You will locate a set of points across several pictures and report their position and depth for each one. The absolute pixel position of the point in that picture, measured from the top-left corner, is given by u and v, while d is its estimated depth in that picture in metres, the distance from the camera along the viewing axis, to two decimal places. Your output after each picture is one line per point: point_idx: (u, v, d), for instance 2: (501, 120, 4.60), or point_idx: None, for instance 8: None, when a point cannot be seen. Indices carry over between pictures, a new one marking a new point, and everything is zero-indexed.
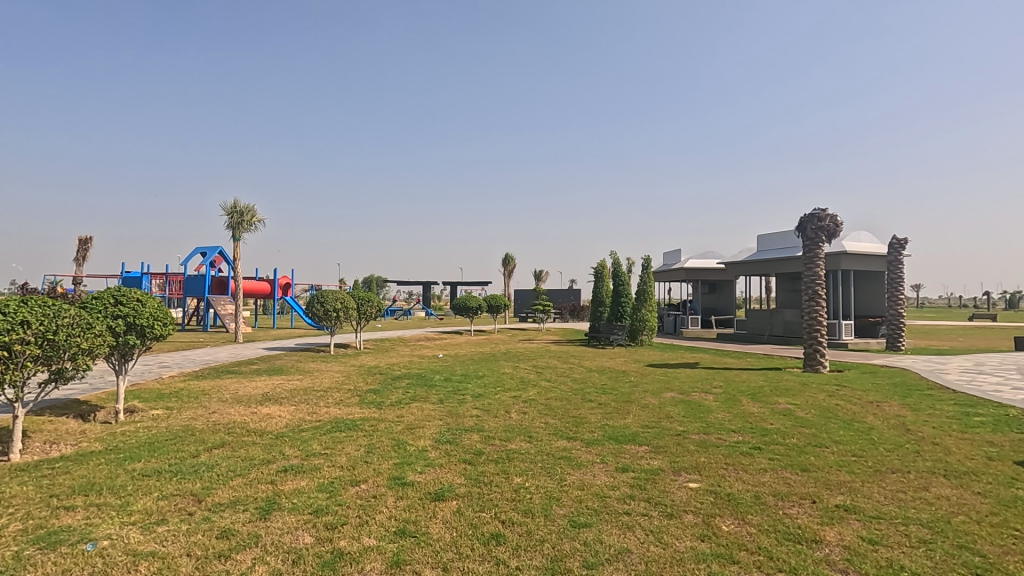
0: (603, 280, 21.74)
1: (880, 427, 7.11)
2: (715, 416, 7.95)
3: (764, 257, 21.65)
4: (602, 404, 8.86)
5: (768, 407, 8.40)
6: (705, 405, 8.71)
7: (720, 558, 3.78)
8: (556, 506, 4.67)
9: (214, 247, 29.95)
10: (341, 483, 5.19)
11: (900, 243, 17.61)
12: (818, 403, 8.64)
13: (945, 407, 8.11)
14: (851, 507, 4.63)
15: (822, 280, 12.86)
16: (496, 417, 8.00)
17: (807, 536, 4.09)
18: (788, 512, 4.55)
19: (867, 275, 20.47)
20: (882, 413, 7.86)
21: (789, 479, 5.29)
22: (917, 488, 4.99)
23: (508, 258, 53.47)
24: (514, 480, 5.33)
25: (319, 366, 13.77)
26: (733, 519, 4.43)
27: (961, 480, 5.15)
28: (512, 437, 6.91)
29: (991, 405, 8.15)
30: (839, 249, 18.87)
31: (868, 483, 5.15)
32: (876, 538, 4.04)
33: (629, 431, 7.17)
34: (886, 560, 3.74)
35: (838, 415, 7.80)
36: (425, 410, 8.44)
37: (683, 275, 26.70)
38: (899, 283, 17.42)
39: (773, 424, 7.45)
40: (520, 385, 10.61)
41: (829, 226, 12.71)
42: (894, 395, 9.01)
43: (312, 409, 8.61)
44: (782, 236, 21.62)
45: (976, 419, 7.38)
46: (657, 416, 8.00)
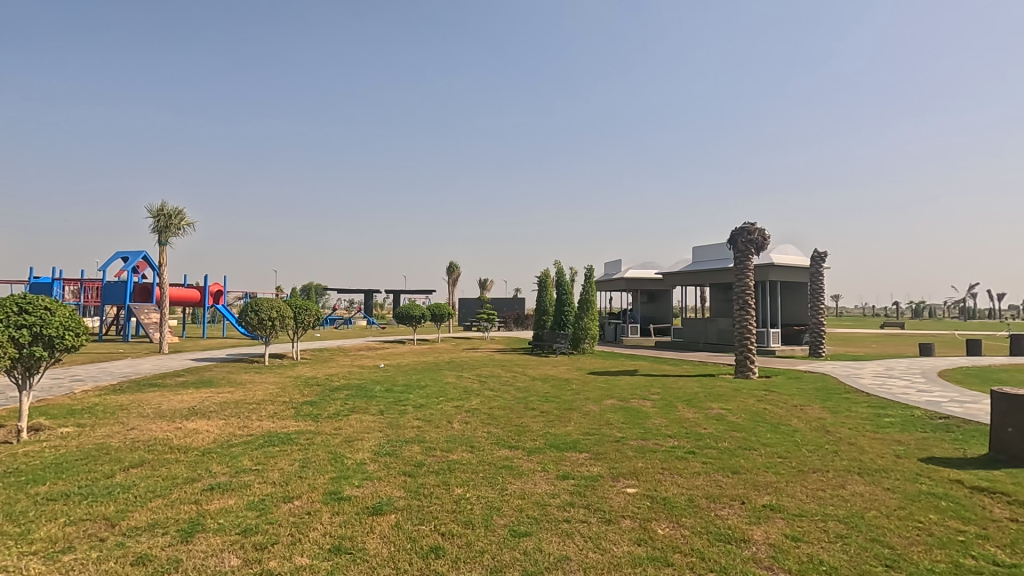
0: (547, 289, 21.96)
1: (804, 429, 7.56)
2: (652, 421, 8.20)
3: (699, 267, 22.52)
4: (544, 413, 8.91)
5: (702, 413, 8.73)
6: (643, 410, 8.99)
7: (655, 561, 3.87)
8: (497, 516, 4.65)
9: (138, 252, 28.08)
10: (272, 500, 4.96)
11: (821, 255, 18.77)
12: (747, 407, 9.07)
13: (860, 409, 8.69)
14: (777, 506, 4.87)
15: (751, 290, 13.49)
16: (438, 427, 7.90)
17: (736, 536, 4.27)
18: (719, 513, 4.73)
19: (792, 286, 21.72)
20: (805, 416, 8.33)
21: (720, 482, 5.51)
22: (835, 486, 5.31)
23: (454, 267, 53.28)
24: (455, 491, 5.27)
25: (251, 377, 13.16)
26: (668, 522, 4.56)
27: (873, 478, 5.53)
28: (454, 448, 6.83)
29: (900, 405, 8.84)
30: (767, 261, 19.94)
31: (792, 483, 5.44)
32: (799, 535, 4.28)
33: (570, 438, 7.24)
34: (807, 555, 3.96)
35: (766, 419, 8.20)
36: (364, 422, 8.20)
37: (623, 284, 27.42)
38: (820, 293, 18.57)
39: (707, 428, 7.75)
40: (462, 395, 10.51)
41: (756, 238, 13.34)
42: (816, 399, 9.58)
43: (243, 422, 8.20)
44: (714, 247, 22.60)
45: (887, 419, 7.96)
46: (597, 423, 8.13)
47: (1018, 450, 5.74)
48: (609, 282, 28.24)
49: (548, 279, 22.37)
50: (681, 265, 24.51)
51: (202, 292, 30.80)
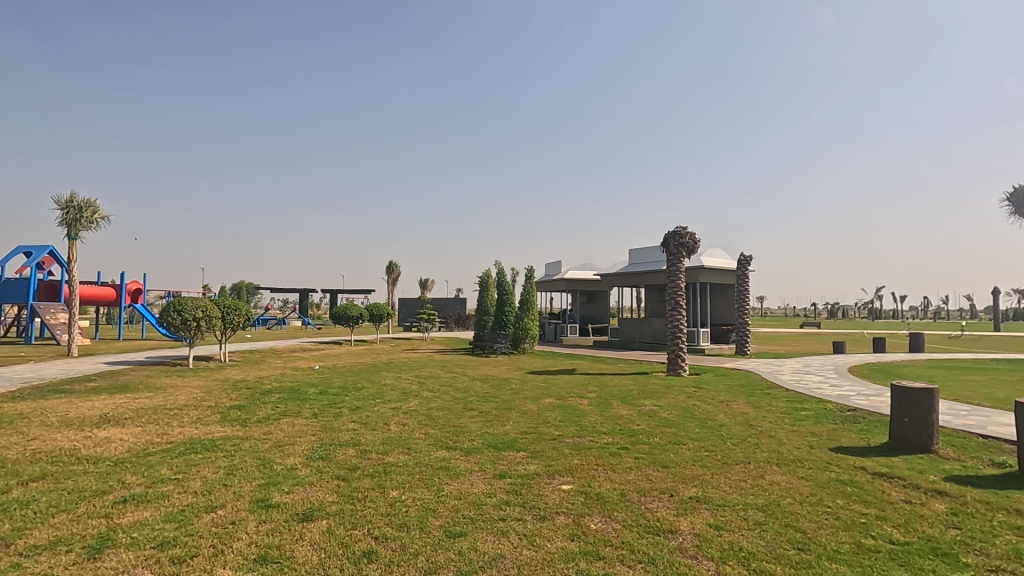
0: (488, 289, 21.99)
1: (729, 423, 7.97)
2: (588, 419, 8.39)
3: (635, 269, 23.25)
4: (483, 413, 8.93)
5: (636, 410, 9.02)
6: (580, 409, 9.18)
7: (587, 555, 3.97)
8: (432, 518, 4.61)
9: (43, 247, 25.79)
10: (193, 510, 4.69)
11: (747, 259, 19.84)
12: (678, 403, 9.46)
13: (780, 403, 9.26)
14: (702, 497, 5.12)
15: (682, 291, 14.07)
16: (375, 430, 7.74)
17: (664, 527, 4.45)
18: (649, 506, 4.91)
19: (721, 288, 22.83)
20: (730, 411, 8.79)
21: (651, 476, 5.72)
22: (756, 477, 5.64)
23: (394, 266, 52.37)
24: (390, 494, 5.18)
25: (173, 381, 12.38)
26: (601, 517, 4.69)
27: (789, 467, 5.92)
28: (390, 450, 6.71)
29: (814, 400, 9.49)
30: (698, 264, 20.86)
31: (717, 475, 5.73)
32: (721, 524, 4.51)
33: (508, 438, 7.30)
34: (728, 543, 4.18)
35: (695, 414, 8.59)
36: (295, 426, 7.91)
37: (562, 285, 27.88)
38: (746, 295, 19.63)
39: (639, 425, 8.02)
40: (400, 397, 10.35)
41: (688, 242, 13.93)
42: (740, 395, 10.13)
43: (162, 429, 7.70)
44: (649, 250, 23.41)
45: (802, 413, 8.53)
46: (535, 422, 8.24)
47: (914, 437, 6.31)
48: (549, 283, 28.63)
49: (489, 279, 22.40)
50: (618, 267, 25.21)
51: (118, 290, 28.67)
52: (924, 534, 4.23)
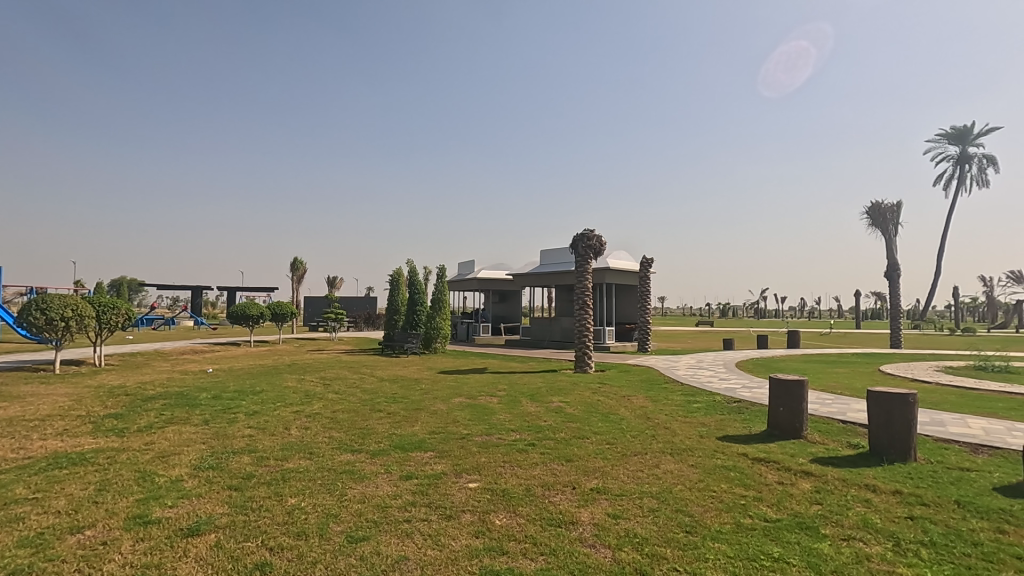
0: (399, 287, 21.56)
1: (629, 417, 8.41)
2: (497, 417, 8.50)
3: (546, 269, 23.83)
4: (390, 414, 8.74)
5: (543, 406, 9.25)
6: (489, 407, 9.27)
7: (491, 551, 4.02)
8: (333, 524, 4.45)
9: None
10: (54, 533, 4.19)
11: (649, 261, 21.00)
12: (583, 399, 9.82)
13: (675, 397, 9.90)
14: (603, 488, 5.35)
15: (590, 292, 14.62)
16: (273, 435, 7.34)
17: (566, 519, 4.61)
18: (552, 500, 5.06)
19: (625, 289, 23.99)
20: (631, 405, 9.27)
21: (555, 470, 5.90)
22: (651, 466, 5.99)
23: (299, 263, 49.88)
24: (288, 501, 4.94)
25: (34, 388, 10.97)
26: (506, 513, 4.77)
27: (681, 456, 6.35)
28: (289, 456, 6.39)
29: (705, 392, 10.25)
30: (605, 265, 21.77)
31: (616, 466, 6.03)
32: (619, 513, 4.75)
33: (416, 438, 7.21)
34: (624, 530, 4.41)
35: (598, 409, 8.97)
36: (183, 434, 7.31)
37: (475, 284, 27.96)
38: (648, 295, 20.78)
39: (546, 421, 8.24)
40: (303, 400, 9.88)
41: (595, 244, 14.51)
42: (640, 389, 10.72)
43: (18, 443, 6.80)
44: (559, 251, 24.09)
45: (694, 405, 9.19)
46: (444, 421, 8.21)
47: (787, 425, 7.00)
48: (462, 282, 28.61)
49: (400, 278, 21.97)
50: (530, 267, 25.71)
51: None
52: (792, 512, 4.70)
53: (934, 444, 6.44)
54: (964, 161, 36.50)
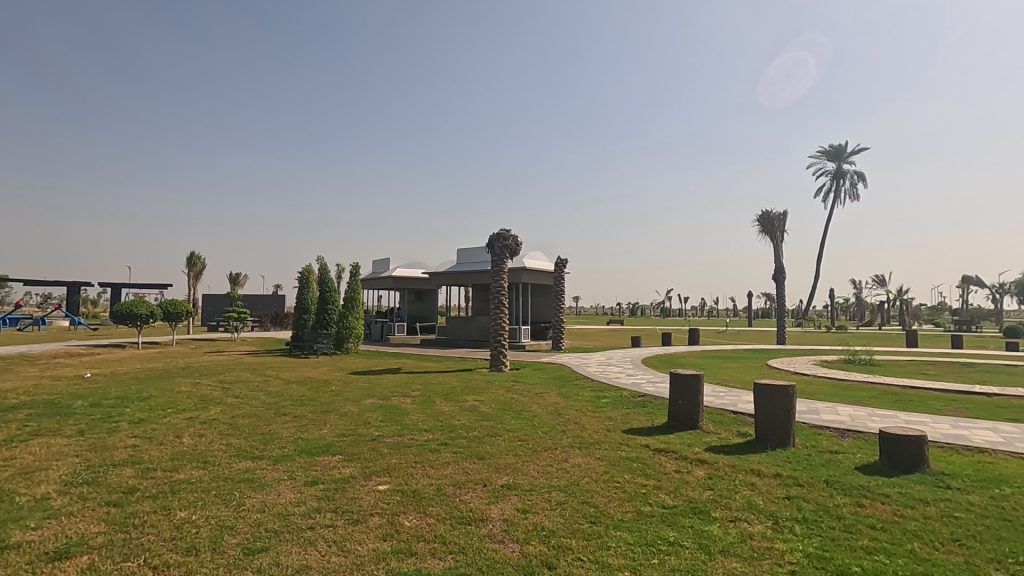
0: (309, 285, 20.61)
1: (541, 413, 8.60)
2: (410, 417, 8.37)
3: (462, 268, 23.77)
4: (296, 417, 8.35)
5: (457, 405, 9.23)
6: (402, 407, 9.11)
7: (399, 553, 3.96)
8: (228, 536, 4.18)
9: None
10: None
11: (563, 262, 21.56)
12: (497, 397, 9.92)
13: (585, 393, 10.26)
14: (513, 484, 5.44)
15: (505, 291, 14.77)
16: (162, 444, 6.75)
17: (476, 517, 4.64)
18: (463, 498, 5.07)
19: (541, 288, 24.49)
20: (543, 402, 9.49)
21: (467, 468, 5.92)
22: (561, 460, 6.18)
23: (197, 258, 46.28)
24: (177, 515, 4.57)
25: None
26: (416, 513, 4.71)
27: (589, 449, 6.60)
28: (180, 466, 5.92)
29: (613, 388, 10.71)
30: (521, 265, 22.09)
31: (527, 462, 6.15)
32: (528, 507, 4.85)
33: (323, 442, 6.94)
34: (533, 524, 4.51)
35: (512, 407, 9.09)
36: (52, 447, 6.53)
37: (390, 283, 27.34)
38: (562, 295, 21.35)
39: (460, 420, 8.23)
40: (199, 405, 9.18)
41: (511, 244, 14.68)
42: (553, 387, 11.00)
43: None
44: (476, 250, 24.13)
45: (603, 400, 9.57)
46: (354, 423, 7.96)
47: (685, 417, 7.48)
48: (377, 280, 27.87)
49: (310, 275, 21.01)
50: (447, 266, 25.53)
51: None
52: (687, 498, 5.04)
53: (809, 430, 7.15)
54: (839, 177, 40.75)
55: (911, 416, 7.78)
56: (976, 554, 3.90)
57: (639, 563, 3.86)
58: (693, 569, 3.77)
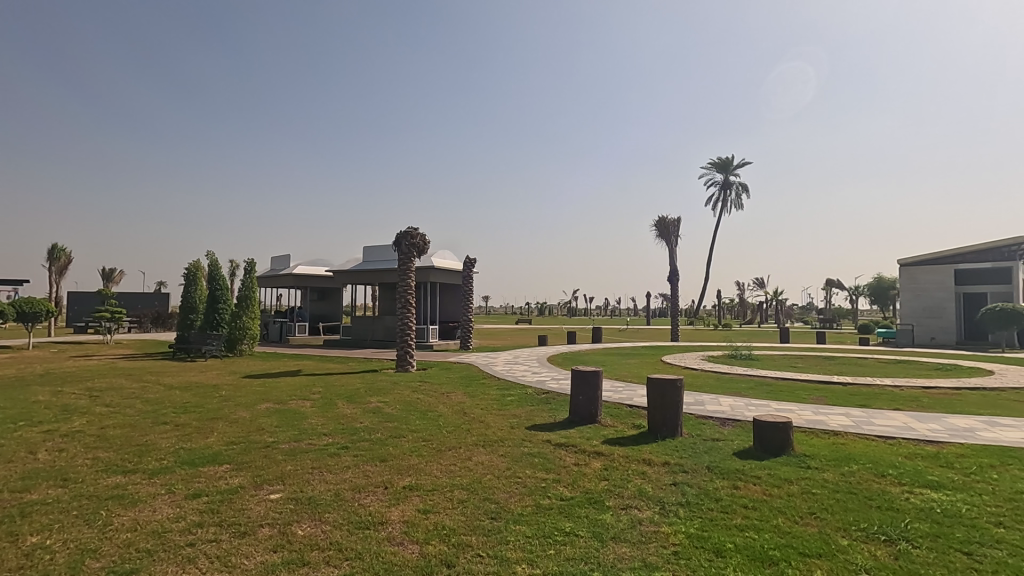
0: (197, 282, 19.02)
1: (446, 413, 8.57)
2: (308, 421, 8.00)
3: (369, 267, 23.09)
4: (179, 426, 7.68)
5: (360, 407, 8.96)
6: (300, 411, 8.68)
7: (291, 564, 3.78)
8: (91, 561, 3.76)
9: None
10: None
11: (472, 261, 21.62)
12: (402, 398, 9.75)
13: (491, 391, 10.37)
14: (415, 485, 5.38)
15: (412, 290, 14.54)
16: (11, 462, 5.93)
17: (375, 520, 4.54)
18: (362, 502, 4.93)
19: (449, 287, 24.38)
20: (449, 401, 9.46)
21: (368, 471, 5.77)
22: (464, 459, 6.20)
23: (61, 251, 41.09)
24: (27, 542, 4.04)
25: None
26: (311, 521, 4.52)
27: (493, 447, 6.68)
28: (33, 486, 5.23)
29: (518, 386, 10.91)
30: (429, 264, 21.85)
31: (431, 462, 6.11)
32: (429, 507, 4.82)
33: (209, 451, 6.44)
34: (433, 523, 4.49)
35: (417, 407, 8.98)
36: None
37: (290, 281, 25.95)
38: (471, 294, 21.40)
39: (362, 422, 8.00)
40: (60, 416, 8.15)
41: (418, 242, 14.49)
42: (459, 386, 11.00)
43: None
44: (383, 248, 23.54)
45: (508, 398, 9.72)
46: (246, 430, 7.47)
47: (585, 411, 7.79)
48: (275, 278, 26.33)
49: (199, 271, 19.41)
50: (352, 263, 24.67)
51: None
52: (584, 489, 5.26)
53: (695, 420, 7.73)
54: (726, 188, 44.36)
55: (781, 405, 8.65)
56: (828, 524, 4.43)
57: (537, 555, 3.97)
58: (587, 556, 3.94)
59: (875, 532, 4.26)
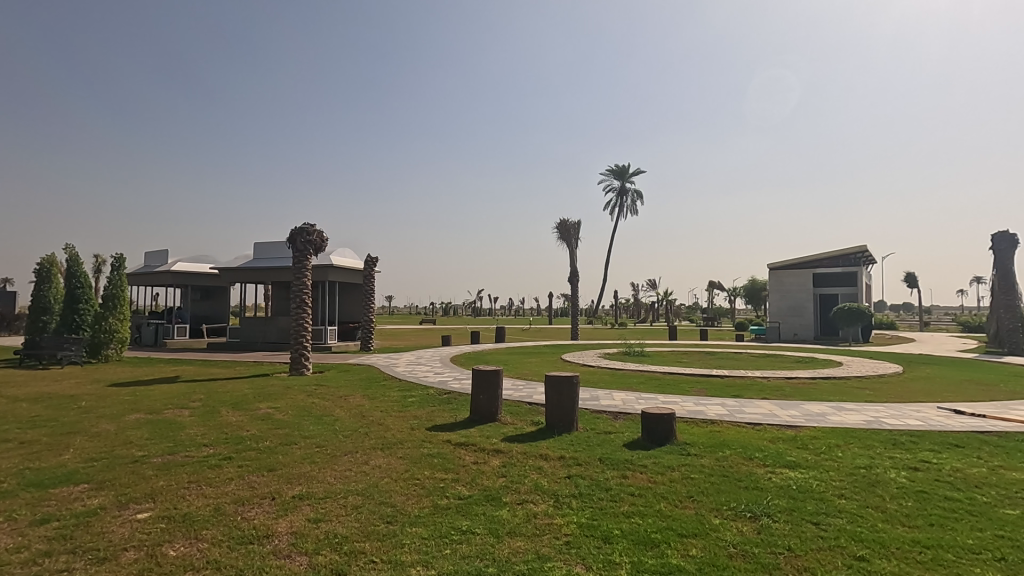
0: (52, 279, 16.77)
1: (343, 417, 8.26)
2: (187, 431, 7.35)
3: (260, 264, 21.65)
4: (25, 444, 6.71)
5: (247, 414, 8.38)
6: (177, 421, 7.94)
7: None
8: None
9: None
10: None
11: (374, 260, 21.00)
12: (295, 403, 9.24)
13: (392, 393, 10.14)
14: (306, 494, 5.12)
15: (308, 289, 13.85)
16: None
17: (259, 534, 4.26)
18: (246, 515, 4.62)
19: (350, 287, 23.51)
20: (346, 405, 9.13)
21: (253, 482, 5.41)
22: (360, 464, 6.01)
23: None
24: None
25: None
26: (185, 540, 4.16)
27: (391, 450, 6.54)
28: None
29: (419, 387, 10.77)
30: (328, 262, 20.93)
31: (324, 468, 5.85)
32: (321, 516, 4.62)
33: (63, 470, 5.70)
34: (324, 532, 4.31)
35: (311, 412, 8.57)
36: None
37: (168, 279, 23.65)
38: (372, 294, 20.78)
39: (249, 430, 7.48)
40: None
41: (315, 239, 13.83)
42: (358, 388, 10.64)
43: None
44: (277, 244, 22.19)
45: (409, 399, 9.56)
46: (110, 444, 6.69)
47: (485, 410, 7.85)
48: (150, 275, 23.87)
49: (54, 267, 17.13)
50: (241, 260, 22.98)
51: None
52: (482, 487, 5.31)
53: (590, 415, 8.07)
54: (623, 194, 46.80)
55: (667, 398, 9.28)
56: (703, 505, 4.82)
57: (432, 556, 3.94)
58: (482, 553, 3.98)
59: (742, 510, 4.71)
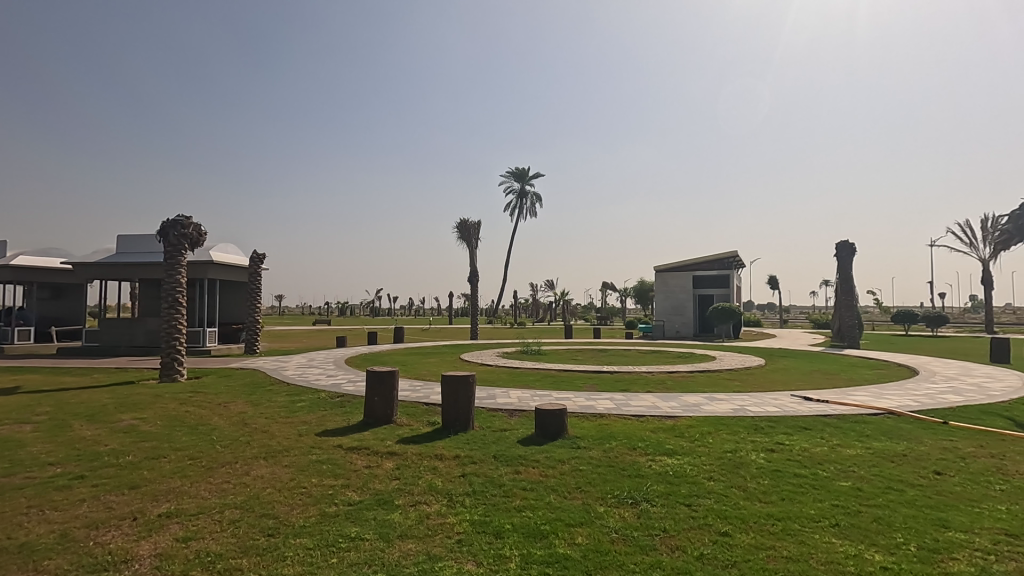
0: None
1: (222, 426, 7.65)
2: (28, 450, 6.40)
3: (125, 259, 19.41)
4: None
5: (106, 428, 7.48)
6: (15, 438, 6.89)
7: None
8: None
9: None
10: None
11: (260, 257, 19.67)
12: (166, 413, 8.41)
13: (278, 398, 9.55)
14: (174, 511, 4.68)
15: (183, 288, 12.66)
16: None
17: (116, 559, 3.83)
18: (100, 540, 4.13)
19: (232, 285, 21.81)
20: (226, 412, 8.46)
21: (110, 503, 4.84)
22: (239, 475, 5.60)
23: None
24: None
25: None
26: None
27: (275, 458, 6.16)
28: None
29: (309, 390, 10.26)
30: (207, 258, 19.26)
31: (197, 482, 5.38)
32: (192, 534, 4.24)
33: None
34: (195, 552, 3.97)
35: (184, 422, 7.84)
36: None
37: (6, 275, 20.44)
38: (258, 293, 19.44)
39: (107, 445, 6.68)
40: None
41: (191, 233, 12.68)
42: (240, 394, 9.91)
43: None
44: (145, 238, 20.02)
45: (298, 404, 9.07)
46: None
47: (379, 412, 7.66)
48: None
49: None
50: (100, 255, 20.44)
51: None
52: (373, 491, 5.17)
53: (486, 413, 8.16)
54: (522, 197, 47.80)
55: (561, 394, 9.63)
56: (590, 495, 5.07)
57: (317, 566, 3.78)
58: (372, 559, 3.89)
59: (624, 497, 5.01)
